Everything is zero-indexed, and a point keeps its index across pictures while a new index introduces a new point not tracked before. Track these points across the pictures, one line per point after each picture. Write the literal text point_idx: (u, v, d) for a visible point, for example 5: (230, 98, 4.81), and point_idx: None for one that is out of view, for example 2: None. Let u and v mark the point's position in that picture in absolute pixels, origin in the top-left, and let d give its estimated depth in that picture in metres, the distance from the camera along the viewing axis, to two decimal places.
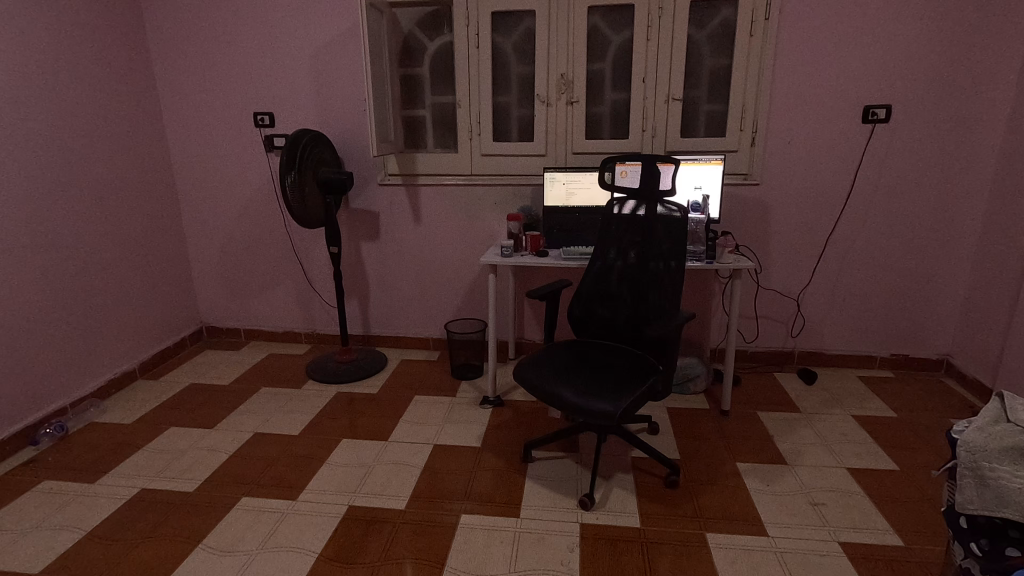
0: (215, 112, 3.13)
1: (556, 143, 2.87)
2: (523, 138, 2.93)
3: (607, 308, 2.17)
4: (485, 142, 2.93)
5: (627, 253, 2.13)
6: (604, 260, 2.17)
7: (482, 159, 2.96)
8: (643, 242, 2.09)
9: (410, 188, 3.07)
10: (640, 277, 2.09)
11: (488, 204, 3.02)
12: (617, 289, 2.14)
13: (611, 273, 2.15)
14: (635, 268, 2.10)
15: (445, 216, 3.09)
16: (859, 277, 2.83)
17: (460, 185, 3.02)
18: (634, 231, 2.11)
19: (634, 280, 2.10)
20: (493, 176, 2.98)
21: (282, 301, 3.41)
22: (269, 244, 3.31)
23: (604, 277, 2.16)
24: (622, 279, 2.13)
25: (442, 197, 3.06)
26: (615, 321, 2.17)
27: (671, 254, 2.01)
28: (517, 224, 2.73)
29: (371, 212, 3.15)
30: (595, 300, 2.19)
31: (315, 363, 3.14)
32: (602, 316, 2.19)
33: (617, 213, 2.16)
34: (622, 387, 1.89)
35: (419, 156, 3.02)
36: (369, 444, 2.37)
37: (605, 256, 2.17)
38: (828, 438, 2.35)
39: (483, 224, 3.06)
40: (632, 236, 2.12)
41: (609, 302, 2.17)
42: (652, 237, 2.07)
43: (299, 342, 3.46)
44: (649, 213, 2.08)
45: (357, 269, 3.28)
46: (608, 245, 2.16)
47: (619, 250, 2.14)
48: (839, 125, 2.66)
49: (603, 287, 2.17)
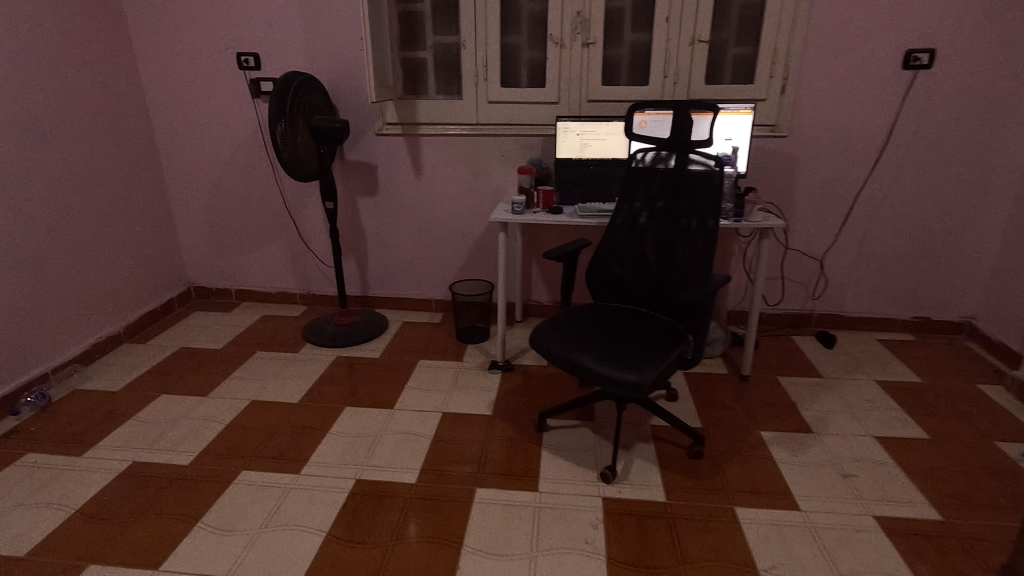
0: (194, 53, 2.84)
1: (570, 91, 2.65)
2: (534, 84, 2.70)
3: (629, 268, 2.03)
4: (493, 89, 2.69)
5: (654, 209, 1.96)
6: (628, 215, 2.01)
7: (489, 107, 2.74)
8: (672, 196, 1.92)
9: (411, 138, 2.85)
10: (667, 236, 1.93)
11: (495, 157, 2.81)
12: (640, 248, 1.99)
13: (635, 230, 2.00)
14: (662, 225, 1.94)
15: (449, 169, 2.88)
16: (887, 237, 2.69)
17: (465, 136, 2.80)
18: (663, 184, 1.94)
19: (661, 239, 1.95)
20: (501, 126, 2.76)
21: (274, 260, 3.22)
22: (259, 200, 3.09)
23: (627, 234, 2.01)
24: (647, 237, 1.97)
25: (445, 149, 2.84)
26: (637, 282, 2.03)
27: (705, 210, 1.85)
28: (528, 177, 2.52)
29: (368, 165, 2.93)
30: (615, 260, 2.05)
31: (311, 325, 2.98)
32: (623, 276, 2.05)
33: (643, 164, 1.98)
34: (647, 354, 1.76)
35: (421, 104, 2.79)
36: (374, 413, 2.24)
37: (628, 212, 2.01)
38: (853, 405, 2.25)
39: (489, 179, 2.86)
40: (659, 190, 1.95)
41: (631, 262, 2.02)
42: (684, 191, 1.89)
43: (294, 303, 3.30)
44: (680, 165, 1.91)
45: (354, 226, 3.08)
46: (632, 198, 2.00)
47: (644, 205, 1.98)
48: (878, 71, 2.45)
49: (626, 245, 2.02)
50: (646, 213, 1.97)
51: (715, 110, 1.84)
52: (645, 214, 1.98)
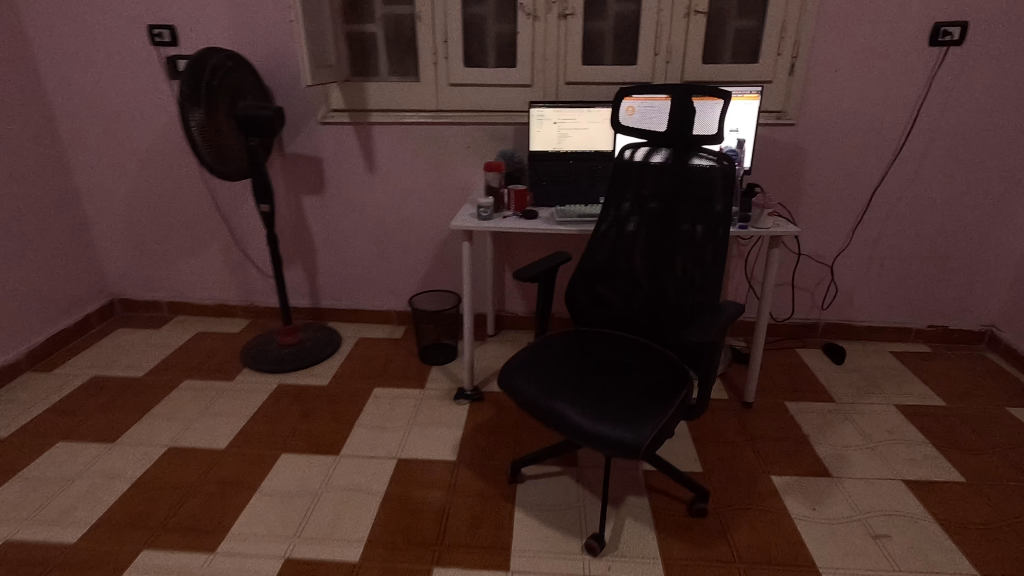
0: (96, 26, 2.38)
1: (546, 72, 2.26)
2: (504, 64, 2.30)
3: (617, 289, 1.68)
4: (454, 69, 2.29)
5: (646, 216, 1.61)
6: (614, 223, 1.66)
7: (451, 90, 2.33)
8: (669, 199, 1.57)
9: (361, 127, 2.44)
10: (664, 250, 1.58)
11: (460, 149, 2.42)
12: (630, 264, 1.64)
13: (623, 242, 1.65)
14: (656, 236, 1.59)
15: (407, 164, 2.49)
16: (904, 238, 2.38)
17: (424, 124, 2.40)
18: (657, 184, 1.58)
19: (655, 254, 1.60)
20: (466, 114, 2.37)
21: (210, 268, 2.81)
22: (188, 200, 2.67)
23: (614, 248, 1.66)
24: (638, 251, 1.63)
25: (402, 140, 2.44)
26: (627, 306, 1.69)
27: (709, 218, 1.50)
28: (497, 175, 2.11)
29: (313, 159, 2.53)
30: (600, 279, 1.70)
31: (252, 345, 2.59)
32: (610, 299, 1.70)
33: (631, 161, 1.63)
34: (642, 402, 1.43)
35: (371, 88, 2.38)
36: (316, 462, 1.88)
37: (615, 219, 1.66)
38: (873, 438, 1.96)
39: (454, 175, 2.48)
40: (653, 193, 1.59)
41: (620, 281, 1.67)
42: (683, 193, 1.55)
43: (236, 316, 2.89)
44: (678, 161, 1.55)
45: (300, 230, 2.68)
46: (619, 203, 1.65)
47: (635, 211, 1.63)
48: (901, 48, 2.11)
49: (612, 261, 1.67)
50: (636, 221, 1.62)
51: (725, 96, 1.47)
52: (635, 222, 1.63)
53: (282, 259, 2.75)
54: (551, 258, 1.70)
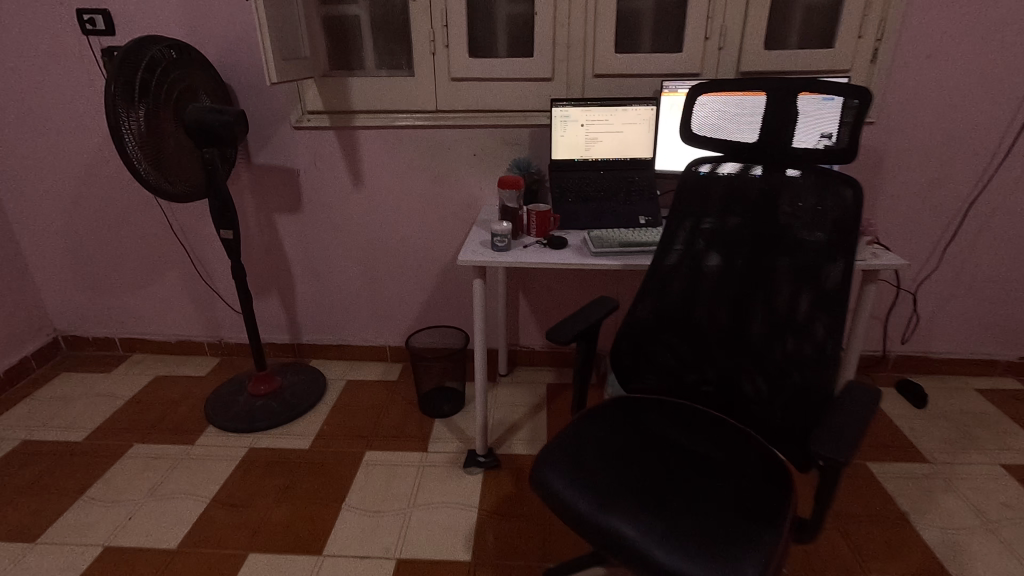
0: (12, 11, 1.93)
1: (569, 63, 1.84)
2: (518, 53, 1.88)
3: (686, 349, 1.30)
4: (457, 59, 1.86)
5: (730, 257, 1.21)
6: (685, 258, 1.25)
7: (454, 85, 1.90)
8: (762, 237, 1.16)
9: (344, 132, 2.02)
10: (755, 304, 1.19)
11: (465, 157, 2.01)
12: (706, 319, 1.26)
13: (697, 290, 1.26)
14: (744, 286, 1.20)
15: (401, 175, 2.07)
16: (998, 257, 1.99)
17: (422, 127, 1.98)
18: (746, 216, 1.18)
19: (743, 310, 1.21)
20: (472, 114, 1.94)
21: (170, 299, 2.38)
22: (139, 220, 2.24)
23: (684, 297, 1.27)
24: (718, 303, 1.24)
25: (395, 147, 2.02)
26: (702, 371, 1.31)
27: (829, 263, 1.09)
28: (513, 192, 1.69)
29: (288, 172, 2.10)
30: (665, 335, 1.31)
31: (220, 393, 2.17)
32: (677, 361, 1.32)
33: (711, 175, 1.20)
34: (739, 521, 1.03)
35: (354, 84, 1.94)
36: (292, 567, 1.47)
37: (685, 260, 1.26)
38: (988, 516, 1.58)
39: (458, 188, 2.06)
40: (740, 228, 1.19)
41: (692, 340, 1.29)
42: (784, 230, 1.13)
43: (204, 354, 2.47)
44: (777, 185, 1.13)
45: (274, 254, 2.25)
46: (691, 239, 1.24)
47: (713, 250, 1.22)
48: (1012, 27, 1.70)
49: (683, 314, 1.28)
50: (716, 263, 1.22)
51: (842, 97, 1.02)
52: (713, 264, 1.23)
53: (255, 289, 2.33)
54: (597, 310, 1.31)
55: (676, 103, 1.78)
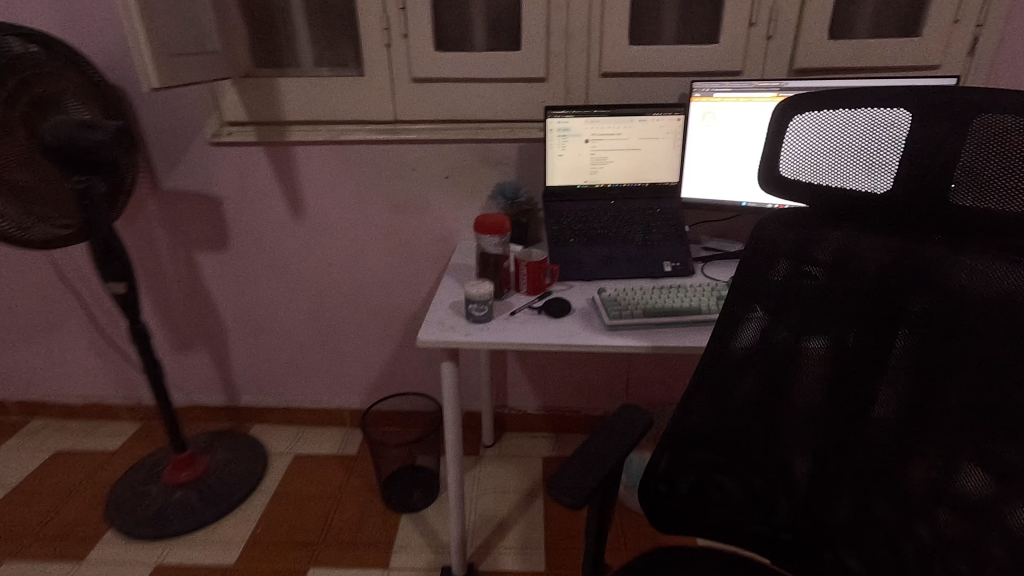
0: None
1: (568, 58, 1.39)
2: (500, 45, 1.43)
3: (753, 478, 0.85)
4: (419, 53, 1.40)
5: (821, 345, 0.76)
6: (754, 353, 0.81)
7: (416, 88, 1.45)
8: (880, 317, 0.71)
9: (276, 148, 1.56)
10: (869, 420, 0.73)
11: (434, 181, 1.56)
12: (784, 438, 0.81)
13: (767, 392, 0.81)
14: (847, 390, 0.74)
15: (353, 203, 1.61)
16: None
17: (376, 142, 1.52)
18: (850, 281, 0.72)
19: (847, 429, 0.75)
20: (442, 126, 1.49)
21: (73, 355, 1.91)
22: (24, 260, 1.76)
23: (746, 402, 0.82)
24: (803, 412, 0.79)
25: (342, 168, 1.57)
26: (776, 511, 0.85)
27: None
28: (499, 240, 1.20)
29: (207, 199, 1.64)
30: (716, 458, 0.86)
31: (130, 480, 1.72)
32: (738, 495, 0.87)
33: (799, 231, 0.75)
34: None
35: (286, 87, 1.48)
36: None
37: (747, 348, 0.81)
38: None
39: (425, 219, 1.62)
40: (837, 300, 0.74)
41: (760, 467, 0.84)
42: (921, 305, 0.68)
43: (120, 419, 2.01)
44: (906, 233, 0.68)
45: (199, 302, 1.80)
46: (755, 313, 0.80)
47: (793, 332, 0.77)
48: None
49: (746, 426, 0.83)
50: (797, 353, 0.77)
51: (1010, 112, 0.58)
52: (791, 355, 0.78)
53: (178, 342, 1.87)
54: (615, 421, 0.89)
55: (711, 112, 1.35)
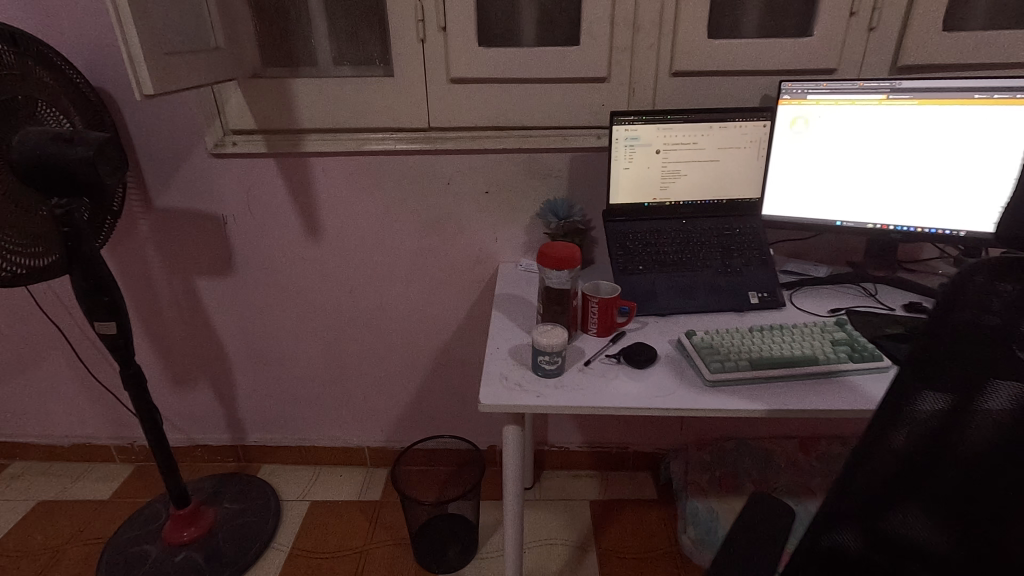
0: None
1: (634, 55, 1.19)
2: (553, 39, 1.22)
3: None
4: (460, 50, 1.19)
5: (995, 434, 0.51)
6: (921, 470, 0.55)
7: (455, 90, 1.24)
8: None
9: (289, 160, 1.35)
10: None
11: (472, 196, 1.36)
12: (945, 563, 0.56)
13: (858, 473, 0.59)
14: None
15: (378, 223, 1.41)
16: None
17: (406, 152, 1.32)
18: None
19: (993, 508, 0.51)
20: (483, 134, 1.29)
21: (57, 392, 1.70)
22: None
23: (897, 513, 0.58)
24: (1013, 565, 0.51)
25: (366, 182, 1.36)
26: None
27: None
28: (567, 274, 1.01)
29: (208, 218, 1.42)
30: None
31: (124, 537, 1.51)
32: None
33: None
34: None
35: (301, 90, 1.26)
36: None
37: (869, 437, 0.57)
38: None
39: (461, 239, 1.42)
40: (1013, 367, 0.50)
41: None
42: None
43: (111, 460, 1.80)
44: None
45: (199, 332, 1.59)
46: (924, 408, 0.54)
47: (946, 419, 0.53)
48: None
49: (897, 545, 0.59)
50: (883, 417, 0.56)
51: None
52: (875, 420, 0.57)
53: (176, 377, 1.66)
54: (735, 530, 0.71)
55: (803, 117, 1.16)
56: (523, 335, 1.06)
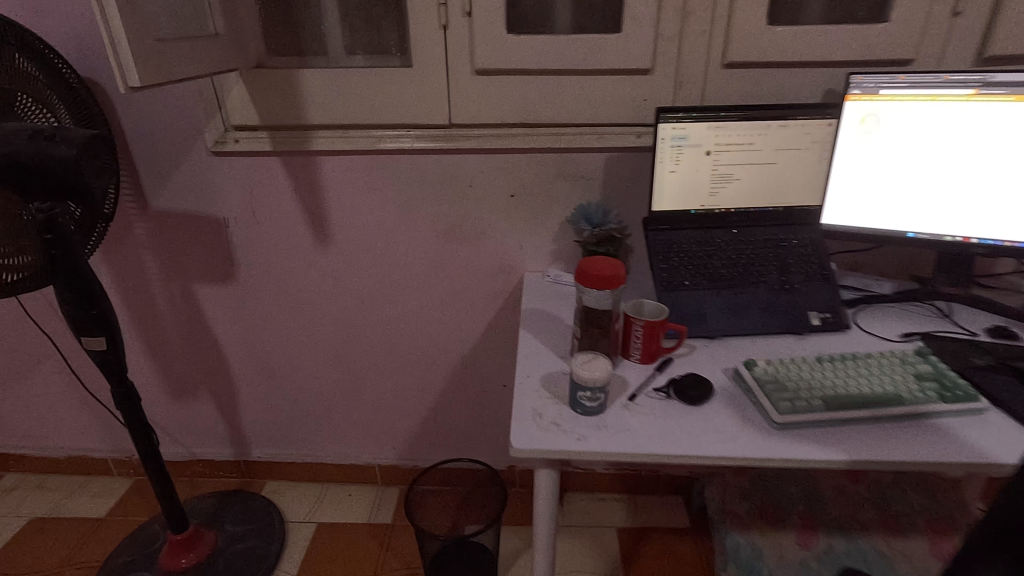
0: None
1: (682, 43, 1.06)
2: (591, 25, 1.09)
3: None
4: (487, 38, 1.07)
5: None
6: None
7: (480, 83, 1.12)
8: None
9: (296, 159, 1.23)
10: None
11: (496, 200, 1.24)
12: None
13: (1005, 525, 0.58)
14: None
15: (393, 228, 1.29)
16: None
17: (425, 152, 1.19)
18: None
19: None
20: (509, 131, 1.16)
21: (51, 403, 1.60)
22: None
23: None
24: None
25: (379, 184, 1.24)
26: None
27: None
28: (608, 295, 0.89)
29: (209, 222, 1.31)
30: None
31: (119, 562, 1.41)
32: None
33: None
34: None
35: (310, 82, 1.14)
36: None
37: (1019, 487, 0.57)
38: None
39: (482, 246, 1.30)
40: None
41: None
42: None
43: (109, 474, 1.70)
44: None
45: (201, 342, 1.48)
46: None
47: None
48: None
49: None
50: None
51: None
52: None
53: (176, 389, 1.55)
54: None
55: (874, 114, 1.02)
56: (556, 362, 0.94)
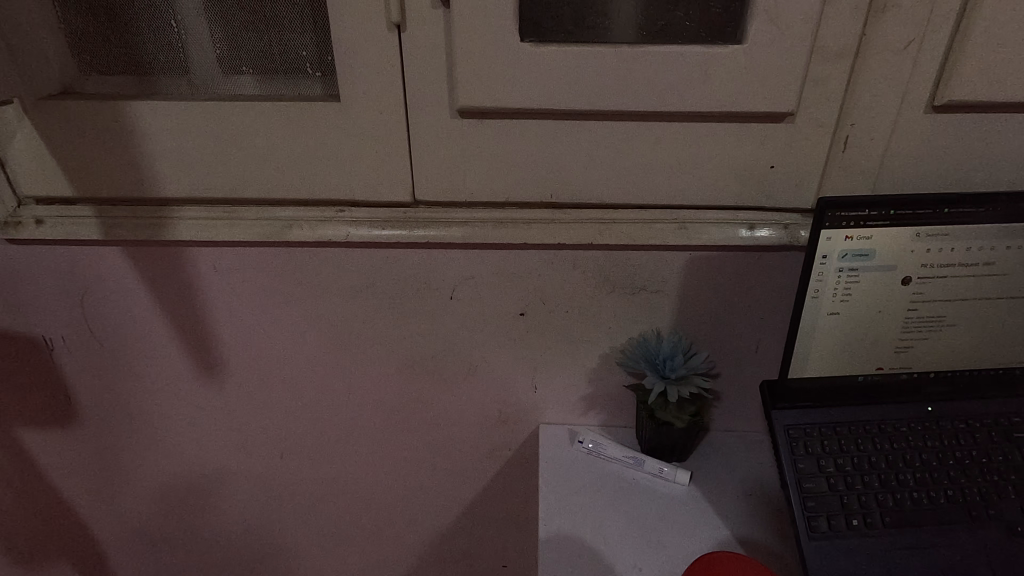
0: None
1: (856, 68, 0.55)
2: (686, 23, 0.56)
3: None
4: (480, 54, 0.55)
5: None
6: None
7: (465, 132, 0.61)
8: None
9: (151, 250, 0.71)
10: None
11: (494, 319, 0.73)
12: None
13: None
14: None
15: (323, 357, 0.78)
16: None
17: (371, 245, 0.69)
18: None
19: None
20: (518, 214, 0.65)
21: None
22: None
23: None
24: None
25: (295, 292, 0.73)
26: None
27: None
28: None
29: (22, 343, 0.80)
30: None
31: None
32: None
33: None
34: None
35: (156, 127, 0.62)
36: None
37: None
38: None
39: (471, 387, 0.79)
40: None
41: None
42: None
43: None
44: None
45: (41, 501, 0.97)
46: None
47: None
48: None
49: None
50: None
51: None
52: None
53: None
54: None
55: None
56: None
